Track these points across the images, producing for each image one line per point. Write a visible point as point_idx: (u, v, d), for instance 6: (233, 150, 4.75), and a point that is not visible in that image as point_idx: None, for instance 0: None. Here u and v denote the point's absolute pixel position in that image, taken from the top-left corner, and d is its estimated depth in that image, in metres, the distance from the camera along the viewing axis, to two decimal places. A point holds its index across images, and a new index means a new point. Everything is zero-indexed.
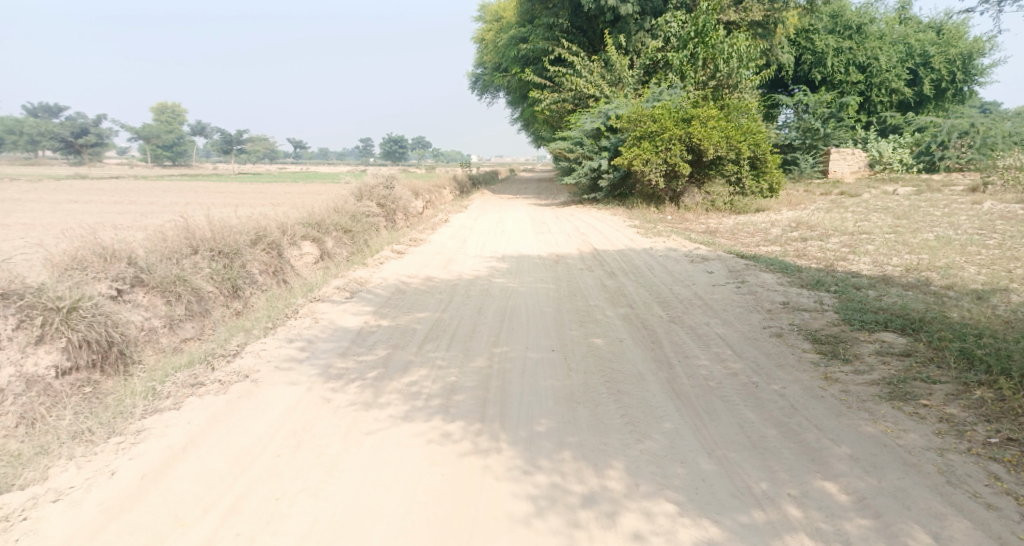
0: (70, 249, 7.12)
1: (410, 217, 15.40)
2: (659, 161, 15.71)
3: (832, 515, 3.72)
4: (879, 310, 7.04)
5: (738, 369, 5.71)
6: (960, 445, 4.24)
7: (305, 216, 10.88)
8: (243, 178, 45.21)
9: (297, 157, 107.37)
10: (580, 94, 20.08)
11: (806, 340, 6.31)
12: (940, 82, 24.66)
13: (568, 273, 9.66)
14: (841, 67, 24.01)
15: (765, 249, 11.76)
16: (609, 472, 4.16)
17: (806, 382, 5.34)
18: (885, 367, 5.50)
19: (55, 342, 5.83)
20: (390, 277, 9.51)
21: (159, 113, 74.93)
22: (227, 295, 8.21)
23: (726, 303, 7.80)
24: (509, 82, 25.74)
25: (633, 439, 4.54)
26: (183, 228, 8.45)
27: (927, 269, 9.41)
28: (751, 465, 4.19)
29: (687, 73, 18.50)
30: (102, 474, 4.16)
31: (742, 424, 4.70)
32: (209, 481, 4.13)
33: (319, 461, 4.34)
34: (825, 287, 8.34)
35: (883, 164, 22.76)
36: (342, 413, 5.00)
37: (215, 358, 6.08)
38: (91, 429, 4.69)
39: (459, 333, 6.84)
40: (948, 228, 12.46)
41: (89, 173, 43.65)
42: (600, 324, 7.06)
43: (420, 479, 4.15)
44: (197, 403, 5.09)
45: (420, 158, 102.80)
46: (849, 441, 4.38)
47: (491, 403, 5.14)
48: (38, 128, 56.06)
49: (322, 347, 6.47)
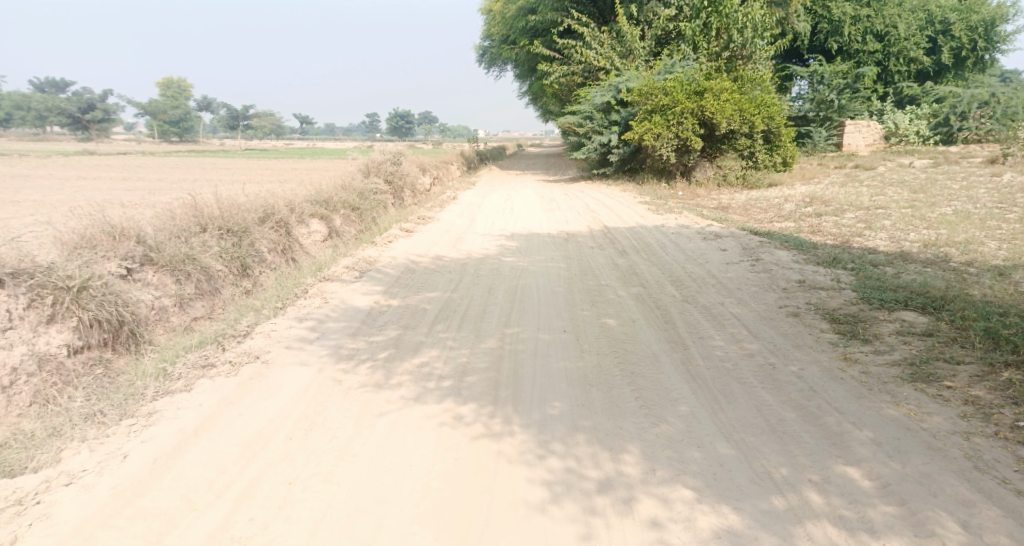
0: (79, 227, 7.06)
1: (418, 194, 15.28)
2: (671, 135, 15.48)
3: (855, 502, 3.64)
4: (899, 288, 6.89)
5: (754, 350, 5.61)
6: (987, 429, 4.14)
7: (313, 193, 10.77)
8: (251, 154, 45.04)
9: (303, 132, 106.67)
10: (590, 66, 19.76)
11: (823, 320, 6.19)
12: (960, 51, 24.15)
13: (579, 251, 9.55)
14: (857, 37, 23.25)
15: (779, 225, 11.58)
16: (625, 457, 4.09)
17: (825, 363, 5.24)
18: (907, 347, 5.38)
19: (67, 321, 5.79)
20: (400, 256, 9.42)
21: (166, 88, 74.69)
22: (237, 274, 8.16)
23: (741, 282, 7.67)
24: (517, 55, 25.35)
25: (649, 422, 4.47)
26: (191, 205, 8.38)
27: (946, 245, 9.23)
28: (770, 450, 4.11)
29: (700, 43, 18.25)
30: (115, 457, 4.12)
31: (759, 407, 4.61)
32: (221, 465, 4.09)
33: (332, 445, 4.29)
34: (842, 265, 8.18)
35: (899, 136, 22.28)
36: (354, 395, 4.95)
37: (226, 339, 6.04)
38: (103, 411, 4.65)
39: (470, 313, 6.76)
40: (967, 202, 12.22)
41: (96, 149, 43.43)
42: (611, 304, 6.97)
43: (434, 463, 4.09)
44: (208, 385, 5.04)
45: (427, 133, 101.96)
46: (871, 425, 4.28)
47: (503, 385, 5.08)
48: (45, 103, 55.97)
49: (332, 327, 6.41)
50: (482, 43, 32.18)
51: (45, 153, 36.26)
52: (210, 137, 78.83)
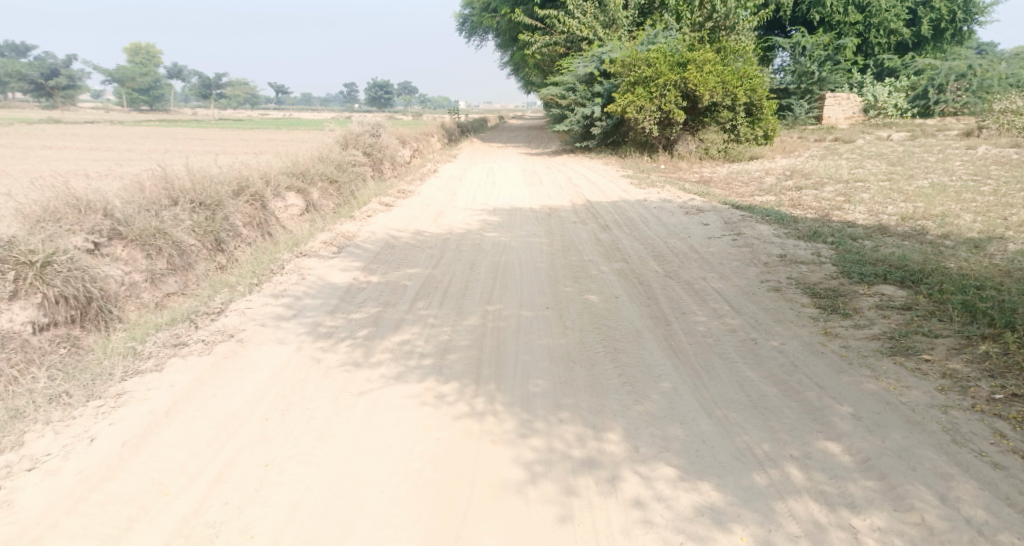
0: (43, 200, 6.82)
1: (397, 166, 15.02)
2: (653, 108, 15.36)
3: (836, 477, 3.65)
4: (878, 261, 6.91)
5: (736, 325, 5.60)
6: (964, 402, 4.15)
7: (289, 165, 10.53)
8: (224, 124, 44.03)
9: (278, 102, 104.54)
10: (572, 36, 19.45)
11: (804, 295, 6.19)
12: (940, 22, 24.23)
13: (561, 226, 9.46)
14: (839, 8, 22.79)
15: (760, 198, 11.57)
16: (608, 435, 4.06)
17: (806, 337, 5.24)
18: (886, 321, 5.39)
19: (31, 297, 5.61)
20: (379, 230, 9.26)
21: (135, 55, 72.46)
22: (211, 249, 7.95)
23: (723, 257, 7.64)
24: (497, 23, 24.89)
25: (632, 399, 4.43)
26: (161, 178, 8.13)
27: (924, 218, 9.27)
28: (752, 425, 4.10)
29: (683, 14, 18.10)
30: (81, 440, 3.99)
31: (742, 383, 4.59)
32: (195, 448, 3.98)
33: (309, 425, 4.20)
34: (822, 239, 8.18)
35: (877, 109, 22.37)
36: (332, 374, 4.85)
37: (199, 316, 5.89)
38: (69, 391, 4.48)
39: (451, 289, 6.66)
40: (943, 174, 12.31)
41: (62, 117, 42.04)
42: (594, 280, 6.90)
43: (415, 444, 4.03)
44: (179, 365, 4.90)
45: (406, 104, 100.55)
46: (851, 399, 4.28)
47: (485, 363, 5.01)
48: (6, 69, 53.97)
49: (309, 305, 6.28)
50: (462, 11, 31.51)
51: (8, 121, 35.23)
52: (182, 106, 77.02)
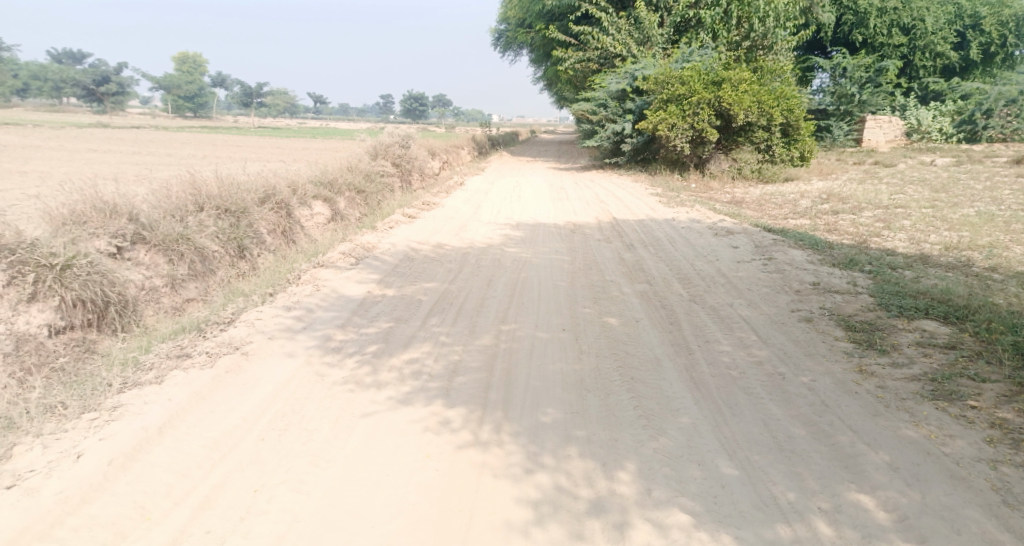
0: (70, 203, 6.82)
1: (425, 177, 14.94)
2: (686, 126, 15.06)
3: (869, 536, 3.32)
4: (919, 294, 6.52)
5: (763, 357, 5.28)
6: (1016, 458, 3.78)
7: (317, 174, 10.48)
8: (264, 132, 44.73)
9: (316, 111, 106.17)
10: (606, 53, 19.28)
11: (838, 327, 5.83)
12: (989, 46, 23.60)
13: (585, 244, 9.21)
14: (883, 29, 22.42)
15: (794, 221, 11.19)
16: (619, 475, 3.78)
17: (838, 375, 4.89)
18: (927, 360, 5.02)
19: (48, 300, 5.56)
20: (400, 243, 9.10)
21: (181, 63, 74.48)
22: (233, 256, 7.86)
23: (752, 283, 7.31)
24: (532, 39, 24.84)
25: (647, 435, 4.15)
26: (189, 184, 8.10)
27: (969, 248, 8.81)
28: (777, 471, 3.78)
29: (719, 32, 17.83)
30: (68, 456, 3.85)
31: (767, 421, 4.28)
32: (184, 469, 3.82)
33: (306, 448, 4.01)
34: (859, 267, 7.79)
35: (921, 133, 21.76)
36: (335, 393, 4.65)
37: (210, 326, 5.77)
38: (64, 402, 4.36)
39: (466, 306, 6.46)
40: (991, 203, 11.78)
41: (110, 122, 43.33)
42: (615, 301, 6.64)
43: (414, 474, 3.80)
44: (180, 378, 4.75)
45: (441, 116, 101.33)
46: (888, 446, 3.94)
47: (494, 387, 4.77)
48: (61, 75, 56.24)
49: (320, 317, 6.12)
50: (498, 27, 31.56)
51: (59, 124, 36.40)
52: (223, 113, 78.79)
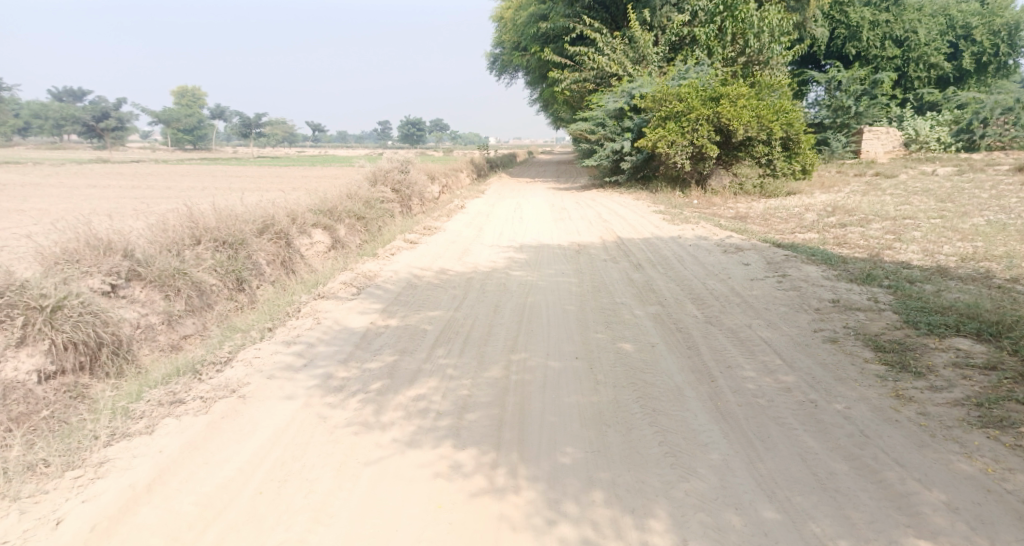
0: (63, 241, 6.55)
1: (425, 202, 14.70)
2: (685, 143, 14.85)
3: None
4: (946, 309, 6.23)
5: (791, 383, 4.97)
6: None
7: (316, 203, 10.22)
8: (262, 162, 44.80)
9: (314, 139, 106.51)
10: (602, 73, 19.10)
11: (867, 348, 5.53)
12: (981, 56, 23.61)
13: (591, 265, 8.92)
14: (876, 42, 22.43)
15: (802, 236, 10.94)
16: (651, 524, 3.47)
17: (875, 401, 4.58)
18: (968, 383, 4.71)
19: (38, 344, 5.26)
20: (402, 270, 8.83)
21: (181, 97, 75.06)
22: (231, 289, 7.59)
23: (769, 302, 7.01)
24: (527, 62, 24.74)
25: (677, 475, 3.84)
26: (186, 217, 7.83)
27: (987, 259, 8.54)
28: (823, 515, 3.48)
29: (714, 48, 17.73)
30: (46, 523, 3.55)
31: (804, 456, 3.97)
32: (173, 531, 3.52)
33: (306, 502, 3.70)
34: (878, 282, 7.50)
35: (919, 143, 21.61)
36: (339, 437, 4.34)
37: (206, 366, 5.46)
38: (46, 459, 4.05)
39: (473, 335, 6.16)
40: (1001, 212, 11.55)
41: (111, 157, 43.39)
42: (628, 326, 6.34)
43: (424, 528, 3.49)
44: (173, 426, 4.44)
45: (436, 140, 101.90)
46: (941, 483, 3.63)
47: (508, 425, 4.46)
48: (62, 112, 56.67)
49: (321, 352, 5.82)
50: (494, 51, 31.66)
51: (60, 161, 36.42)
52: (222, 144, 79.13)
